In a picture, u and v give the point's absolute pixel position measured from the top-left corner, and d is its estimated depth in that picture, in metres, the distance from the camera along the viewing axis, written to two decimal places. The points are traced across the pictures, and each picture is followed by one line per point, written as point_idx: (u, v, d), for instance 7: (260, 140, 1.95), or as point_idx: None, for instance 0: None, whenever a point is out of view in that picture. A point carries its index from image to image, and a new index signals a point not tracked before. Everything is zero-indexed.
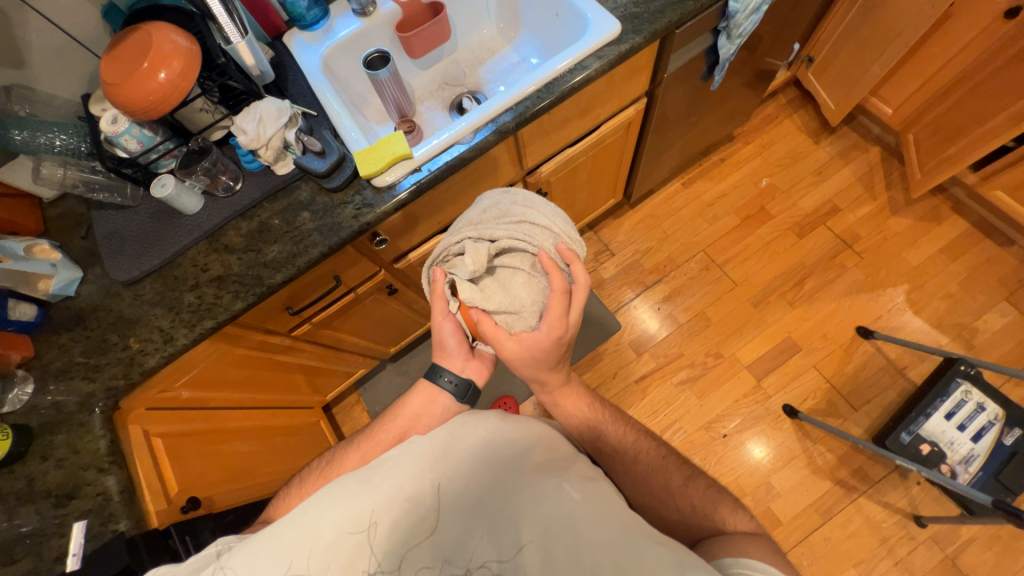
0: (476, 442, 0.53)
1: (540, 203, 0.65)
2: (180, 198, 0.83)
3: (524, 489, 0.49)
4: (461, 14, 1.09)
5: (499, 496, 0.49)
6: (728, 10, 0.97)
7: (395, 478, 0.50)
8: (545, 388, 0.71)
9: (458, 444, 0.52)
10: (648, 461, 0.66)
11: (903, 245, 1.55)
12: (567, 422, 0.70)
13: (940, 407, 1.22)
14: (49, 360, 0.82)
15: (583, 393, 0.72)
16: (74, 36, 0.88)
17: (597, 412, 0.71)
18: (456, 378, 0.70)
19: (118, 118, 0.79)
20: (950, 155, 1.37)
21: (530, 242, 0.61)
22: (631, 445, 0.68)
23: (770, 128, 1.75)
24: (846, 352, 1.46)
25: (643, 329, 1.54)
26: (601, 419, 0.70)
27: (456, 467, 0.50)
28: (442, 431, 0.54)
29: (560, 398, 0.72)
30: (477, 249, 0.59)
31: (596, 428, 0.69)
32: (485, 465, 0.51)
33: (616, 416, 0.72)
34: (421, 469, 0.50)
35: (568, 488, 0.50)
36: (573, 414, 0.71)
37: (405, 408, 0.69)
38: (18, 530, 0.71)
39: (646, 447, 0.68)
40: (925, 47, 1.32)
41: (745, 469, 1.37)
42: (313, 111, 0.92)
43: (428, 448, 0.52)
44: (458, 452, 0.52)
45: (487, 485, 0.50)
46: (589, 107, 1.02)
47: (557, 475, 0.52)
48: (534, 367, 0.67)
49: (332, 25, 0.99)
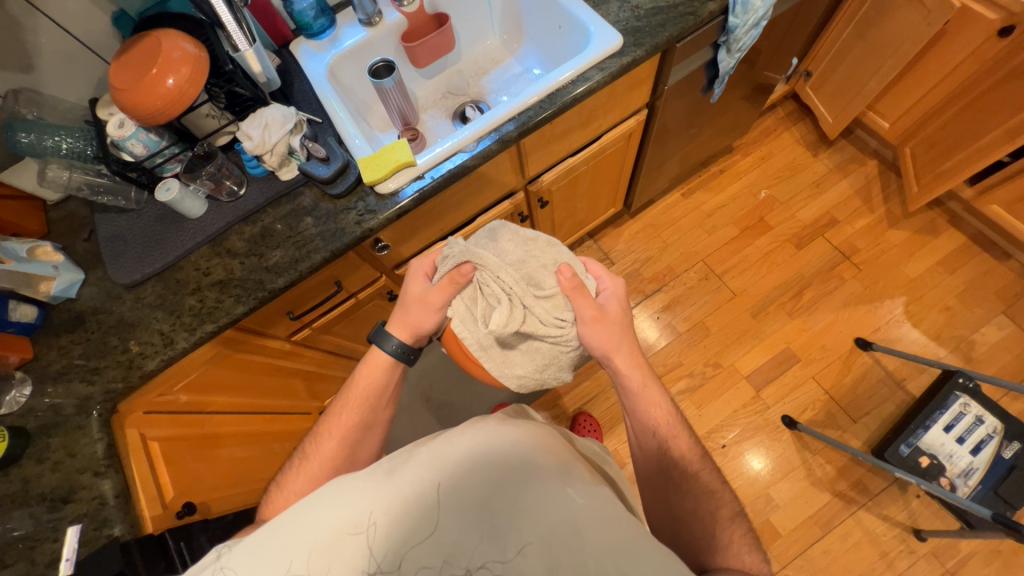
0: (475, 443, 0.52)
1: (562, 261, 0.65)
2: (184, 202, 0.84)
3: (526, 490, 0.49)
4: (464, 25, 1.11)
5: (501, 498, 0.48)
6: (728, 25, 0.98)
7: (394, 480, 0.49)
8: (630, 356, 0.66)
9: (457, 446, 0.51)
10: (706, 482, 0.62)
11: (900, 257, 1.56)
12: (643, 414, 0.65)
13: (939, 420, 1.22)
14: (48, 362, 0.82)
15: (668, 393, 0.67)
16: (83, 42, 0.89)
17: (677, 421, 0.66)
18: (402, 340, 0.70)
19: (125, 122, 0.81)
20: (946, 170, 1.38)
21: (565, 322, 0.65)
22: (696, 460, 0.63)
23: (769, 140, 1.77)
24: (845, 363, 1.46)
25: (642, 338, 1.54)
26: (678, 429, 0.65)
27: (456, 468, 0.50)
28: (441, 436, 0.53)
29: (649, 383, 0.66)
30: (509, 314, 0.61)
31: (671, 432, 0.64)
32: (485, 467, 0.50)
33: (691, 432, 0.66)
34: (420, 468, 0.50)
35: (571, 491, 0.49)
36: (654, 408, 0.65)
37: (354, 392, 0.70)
38: (11, 534, 0.70)
39: (707, 467, 0.64)
40: (921, 63, 1.34)
41: (745, 480, 1.36)
42: (318, 118, 0.93)
43: (427, 449, 0.52)
44: (458, 456, 0.51)
45: (488, 486, 0.49)
46: (591, 118, 1.04)
47: (560, 476, 0.50)
48: (606, 338, 0.65)
49: (338, 34, 1.00)
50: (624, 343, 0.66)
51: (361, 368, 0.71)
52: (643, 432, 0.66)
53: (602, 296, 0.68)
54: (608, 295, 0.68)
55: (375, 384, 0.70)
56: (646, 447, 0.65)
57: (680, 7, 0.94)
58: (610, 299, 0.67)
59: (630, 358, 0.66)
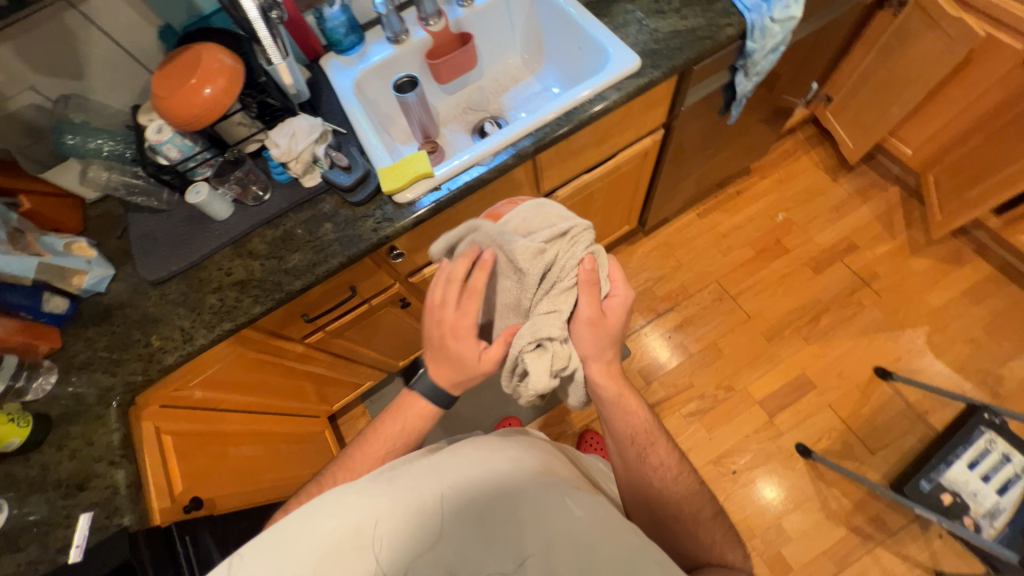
0: (475, 457, 0.53)
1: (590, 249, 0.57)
2: (212, 205, 0.88)
3: (526, 502, 0.49)
4: (487, 44, 1.15)
5: (504, 508, 0.49)
6: (746, 49, 1.00)
7: (400, 491, 0.50)
8: (607, 367, 0.62)
9: (457, 458, 0.53)
10: (686, 487, 0.61)
11: (922, 285, 1.52)
12: (619, 423, 0.62)
13: (962, 456, 1.17)
14: (74, 353, 0.86)
15: (644, 399, 0.64)
16: (131, 53, 0.95)
17: (654, 427, 0.64)
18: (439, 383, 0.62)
19: (162, 128, 0.85)
20: (971, 198, 1.35)
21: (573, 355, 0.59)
22: (675, 466, 0.62)
23: (787, 163, 1.76)
24: (863, 393, 1.42)
25: (653, 358, 1.53)
26: (656, 434, 0.63)
27: (457, 479, 0.50)
28: (440, 453, 0.54)
29: (625, 392, 0.63)
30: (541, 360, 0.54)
31: (648, 441, 0.62)
32: (487, 480, 0.50)
33: (668, 437, 0.64)
34: (421, 477, 0.51)
35: (571, 503, 0.49)
36: (630, 416, 0.63)
37: (392, 429, 0.63)
38: (26, 518, 0.72)
39: (687, 471, 0.63)
40: (945, 90, 1.33)
41: (755, 510, 1.32)
42: (343, 129, 0.96)
43: (428, 463, 0.53)
44: (458, 468, 0.52)
45: (490, 497, 0.49)
46: (607, 136, 1.05)
47: (560, 490, 0.51)
48: (591, 345, 0.59)
49: (366, 51, 1.05)
50: (606, 353, 0.61)
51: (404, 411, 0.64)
52: (621, 441, 0.63)
53: (610, 303, 0.60)
54: (616, 304, 0.60)
55: (416, 430, 0.64)
56: (624, 457, 0.62)
57: (698, 32, 0.96)
58: (615, 309, 0.59)
59: (608, 370, 0.62)
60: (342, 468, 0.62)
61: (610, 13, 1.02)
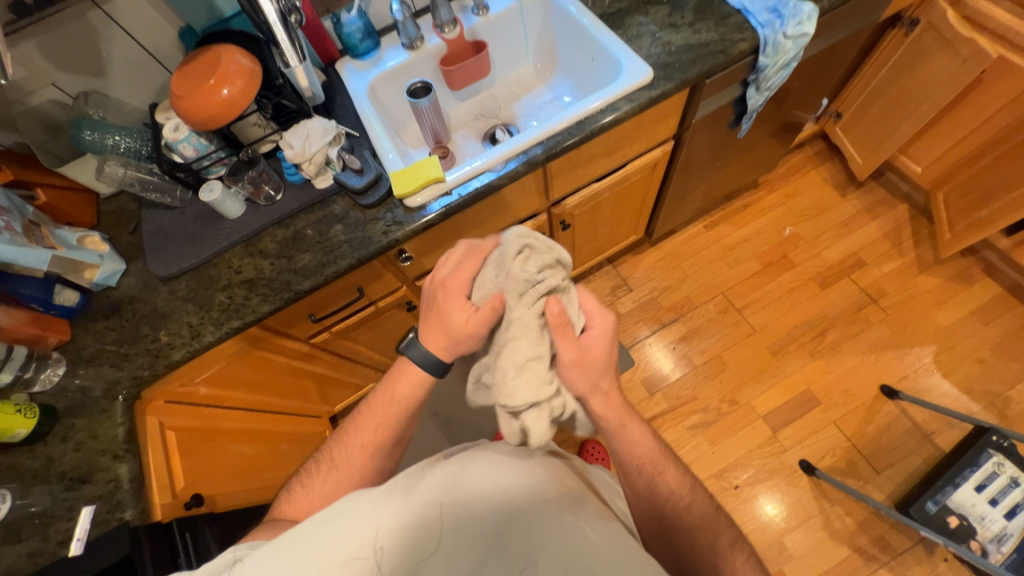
0: (488, 472, 0.52)
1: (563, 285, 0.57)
2: (224, 203, 0.89)
3: (540, 524, 0.49)
4: (501, 52, 1.16)
5: (518, 528, 0.49)
6: (758, 64, 1.00)
7: (412, 504, 0.50)
8: (607, 399, 0.61)
9: (471, 472, 0.52)
10: (699, 515, 0.60)
11: (930, 304, 1.51)
12: (625, 454, 0.62)
13: (969, 478, 1.15)
14: (83, 346, 0.86)
15: (649, 427, 0.64)
16: (151, 52, 0.96)
17: (662, 454, 0.63)
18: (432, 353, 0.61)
19: (179, 126, 0.87)
20: (982, 218, 1.35)
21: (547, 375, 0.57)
22: (686, 495, 0.61)
23: (796, 178, 1.76)
24: (869, 411, 1.40)
25: (656, 369, 1.52)
26: (665, 460, 0.63)
27: (471, 497, 0.50)
28: (452, 463, 0.53)
29: (627, 422, 0.62)
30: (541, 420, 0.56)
31: (656, 469, 0.62)
32: (500, 499, 0.50)
33: (678, 463, 0.64)
34: (434, 491, 0.51)
35: (585, 528, 0.49)
36: (635, 446, 0.62)
37: (385, 399, 0.64)
38: (28, 509, 0.72)
39: (699, 498, 0.62)
40: (957, 109, 1.33)
41: (757, 526, 1.30)
42: (356, 132, 0.97)
43: (441, 474, 0.52)
44: (471, 484, 0.51)
45: (504, 516, 0.49)
46: (617, 146, 1.06)
47: (574, 512, 0.51)
48: (583, 382, 0.59)
49: (381, 56, 1.06)
50: (606, 384, 0.61)
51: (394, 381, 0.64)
52: (629, 471, 0.63)
53: (588, 336, 0.59)
54: (596, 336, 0.59)
55: (408, 400, 0.63)
56: (633, 486, 0.62)
57: (711, 46, 0.97)
58: (597, 341, 0.59)
59: (607, 402, 0.61)
60: (341, 442, 0.64)
61: (623, 25, 1.03)
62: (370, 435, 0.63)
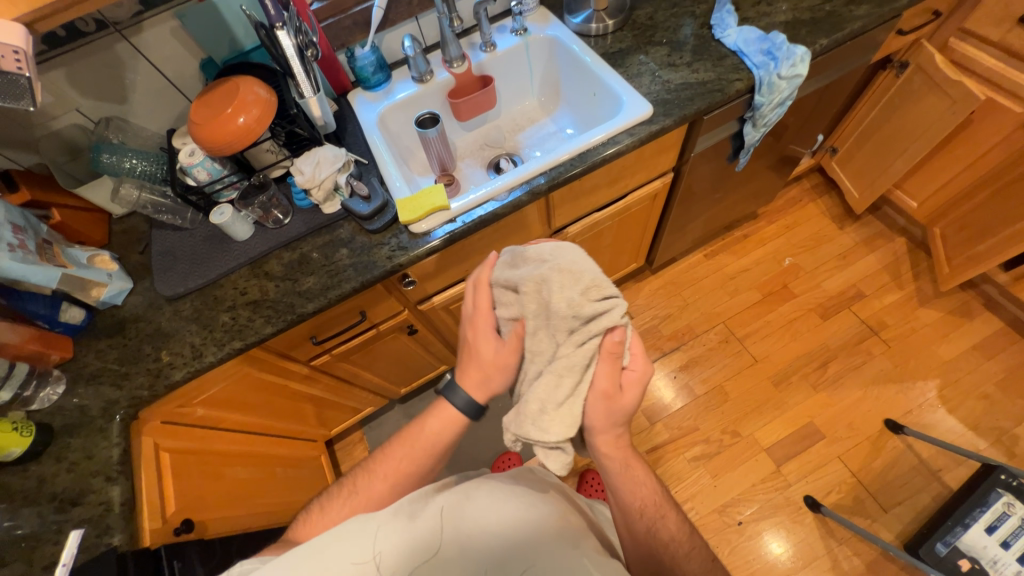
0: (493, 501, 0.55)
1: (624, 322, 0.55)
2: (233, 225, 0.91)
3: (541, 557, 0.51)
4: (507, 87, 1.21)
5: (520, 558, 0.51)
6: (754, 102, 1.04)
7: (419, 524, 0.53)
8: (615, 440, 0.61)
9: (476, 500, 0.55)
10: (699, 564, 0.59)
11: (932, 337, 1.51)
12: (627, 495, 0.62)
13: (979, 519, 1.12)
14: (84, 364, 0.86)
15: (653, 472, 0.64)
16: (172, 81, 1.01)
17: (662, 499, 0.63)
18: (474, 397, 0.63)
19: (195, 152, 0.90)
20: (978, 253, 1.36)
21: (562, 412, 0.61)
22: (684, 542, 0.60)
23: (795, 210, 1.79)
24: (874, 446, 1.38)
25: (657, 398, 1.51)
26: (664, 506, 0.62)
27: (475, 524, 0.53)
28: (460, 491, 0.57)
29: (632, 463, 0.63)
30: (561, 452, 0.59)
31: (658, 513, 0.62)
32: (504, 528, 0.53)
33: (678, 510, 0.63)
34: (440, 516, 0.54)
35: (586, 563, 0.51)
36: (638, 489, 0.62)
37: (415, 435, 0.64)
38: (14, 532, 0.71)
39: (698, 547, 0.61)
40: (948, 147, 1.37)
41: (762, 565, 1.26)
42: (364, 160, 1.00)
43: (448, 500, 0.55)
44: (476, 511, 0.54)
45: (506, 546, 0.52)
46: (618, 177, 1.08)
47: (576, 546, 0.53)
48: (601, 419, 0.59)
49: (392, 88, 1.11)
50: (617, 428, 0.60)
51: (426, 416, 0.65)
52: (629, 513, 0.62)
53: (627, 377, 0.58)
54: (632, 381, 0.58)
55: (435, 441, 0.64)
56: (633, 529, 0.61)
57: (708, 85, 1.01)
58: (630, 386, 0.58)
59: (615, 443, 0.61)
60: (365, 471, 0.64)
61: (625, 63, 1.08)
62: (397, 469, 0.63)
